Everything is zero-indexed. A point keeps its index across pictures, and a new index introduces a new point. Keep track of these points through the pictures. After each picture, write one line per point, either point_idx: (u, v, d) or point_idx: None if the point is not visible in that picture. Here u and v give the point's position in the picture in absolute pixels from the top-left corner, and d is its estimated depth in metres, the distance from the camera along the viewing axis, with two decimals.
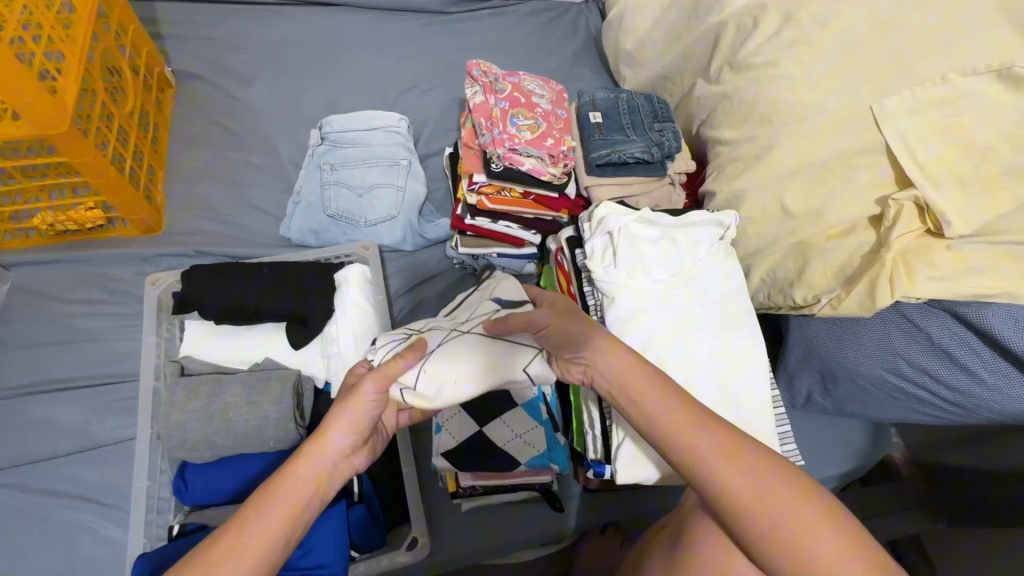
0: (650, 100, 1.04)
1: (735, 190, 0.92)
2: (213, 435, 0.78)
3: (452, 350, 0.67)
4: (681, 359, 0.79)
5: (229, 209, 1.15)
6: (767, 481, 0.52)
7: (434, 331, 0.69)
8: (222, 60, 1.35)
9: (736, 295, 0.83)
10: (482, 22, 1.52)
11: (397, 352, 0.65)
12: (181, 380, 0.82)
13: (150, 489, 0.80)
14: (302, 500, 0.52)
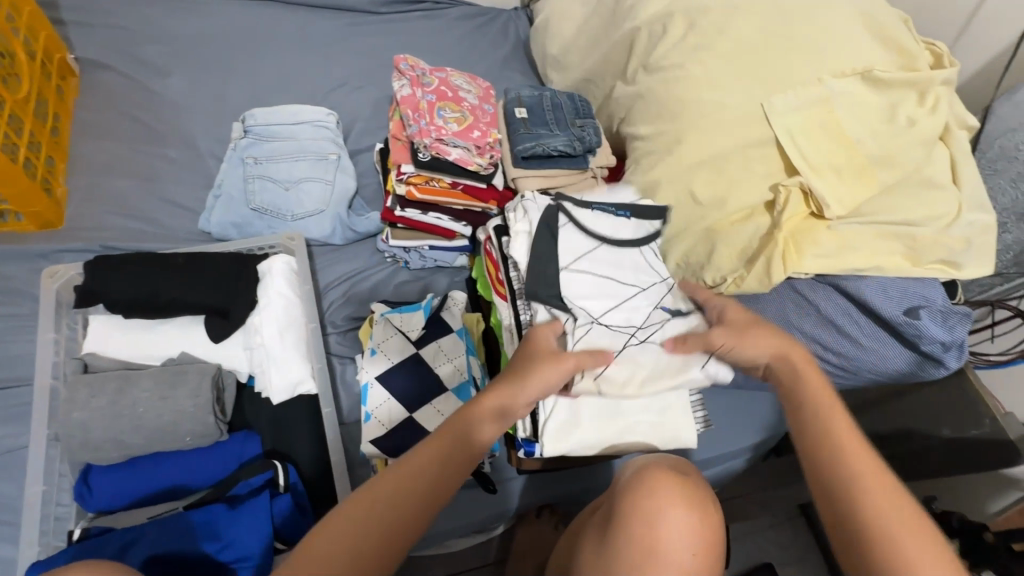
0: (573, 98, 1.09)
1: (650, 180, 0.97)
2: (122, 433, 0.74)
3: (631, 356, 0.76)
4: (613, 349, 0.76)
5: (142, 204, 1.09)
6: (905, 527, 0.49)
7: (595, 331, 0.75)
8: (132, 50, 1.28)
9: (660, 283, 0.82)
10: (413, 23, 1.54)
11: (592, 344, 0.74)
12: (84, 377, 0.77)
13: (48, 494, 0.74)
14: (419, 498, 0.50)
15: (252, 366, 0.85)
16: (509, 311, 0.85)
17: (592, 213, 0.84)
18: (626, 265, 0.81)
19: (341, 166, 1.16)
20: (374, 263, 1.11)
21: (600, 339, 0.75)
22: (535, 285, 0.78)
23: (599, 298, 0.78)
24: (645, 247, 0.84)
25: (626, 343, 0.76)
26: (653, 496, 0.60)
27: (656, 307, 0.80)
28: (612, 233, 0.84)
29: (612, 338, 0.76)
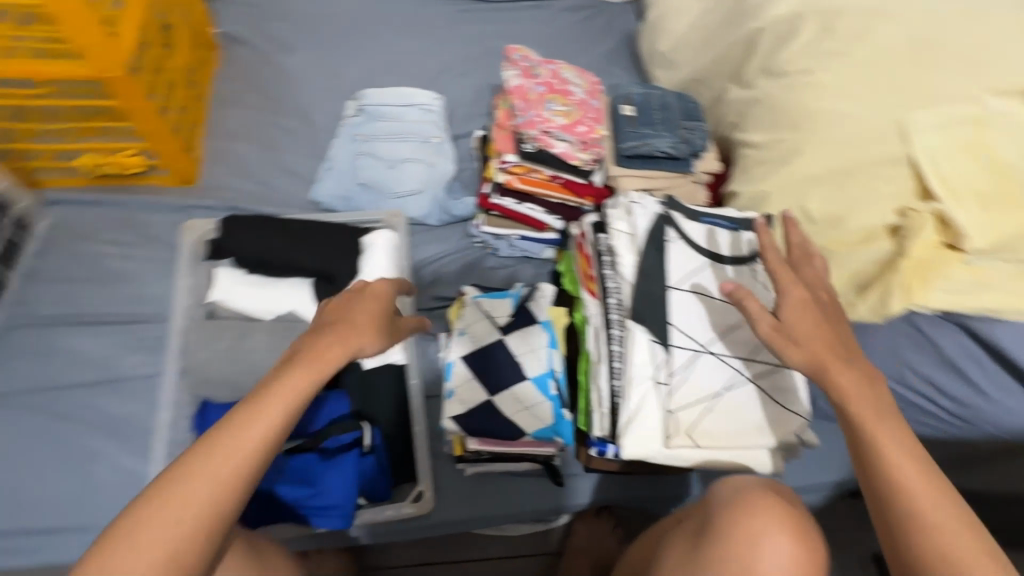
0: (682, 98, 1.06)
1: (760, 191, 0.93)
2: (239, 377, 0.82)
3: (734, 397, 0.74)
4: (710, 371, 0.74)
5: (263, 170, 1.18)
6: (947, 517, 0.51)
7: (703, 362, 0.74)
8: (266, 27, 1.39)
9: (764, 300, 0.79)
10: (521, 13, 1.55)
11: (695, 378, 0.74)
12: (210, 323, 0.85)
13: (172, 421, 0.84)
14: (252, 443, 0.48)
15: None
16: (600, 308, 0.83)
17: (699, 225, 0.83)
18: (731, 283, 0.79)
19: (442, 151, 1.20)
20: (464, 246, 1.14)
21: (705, 371, 0.74)
22: (641, 308, 0.77)
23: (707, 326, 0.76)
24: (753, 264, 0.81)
25: (732, 379, 0.74)
26: (736, 517, 0.62)
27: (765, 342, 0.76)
28: (720, 249, 0.81)
29: (717, 374, 0.74)
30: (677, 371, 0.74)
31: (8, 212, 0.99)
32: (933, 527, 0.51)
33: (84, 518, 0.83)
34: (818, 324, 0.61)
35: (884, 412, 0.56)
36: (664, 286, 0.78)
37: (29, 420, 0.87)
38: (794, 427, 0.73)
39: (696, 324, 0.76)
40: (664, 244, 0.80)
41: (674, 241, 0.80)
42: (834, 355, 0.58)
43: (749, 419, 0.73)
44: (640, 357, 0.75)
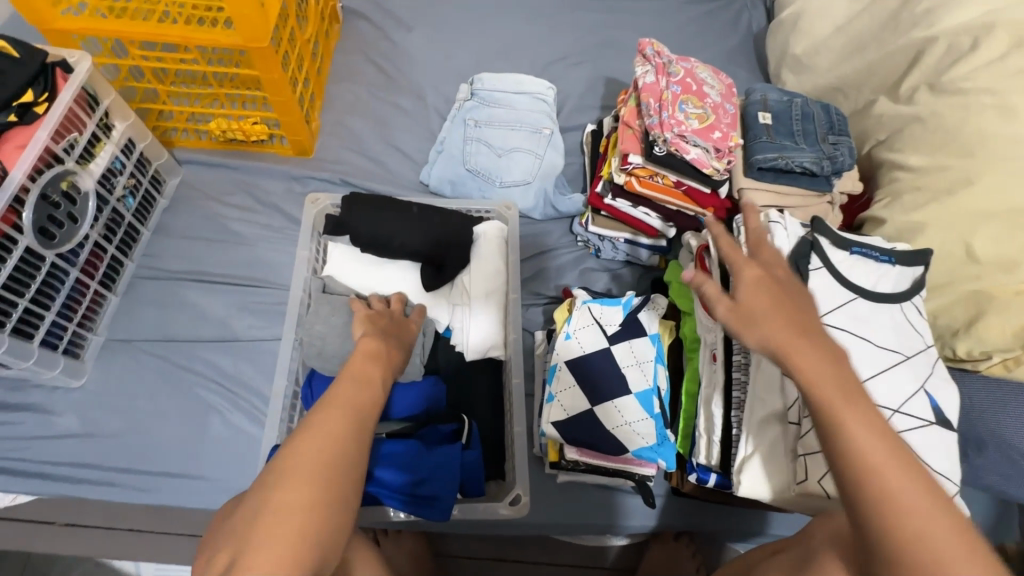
0: (826, 109, 0.97)
1: (913, 221, 0.84)
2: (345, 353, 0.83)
3: None
4: None
5: (375, 148, 1.20)
6: (925, 501, 0.42)
7: None
8: (386, 3, 1.40)
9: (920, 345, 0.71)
10: (641, 3, 1.48)
11: None
12: (326, 297, 0.87)
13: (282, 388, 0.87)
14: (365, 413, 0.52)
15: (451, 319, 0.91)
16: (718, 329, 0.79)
17: (849, 256, 0.74)
18: (882, 323, 0.71)
19: (552, 143, 1.17)
20: (565, 243, 1.12)
21: None
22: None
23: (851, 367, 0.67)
24: (906, 303, 0.74)
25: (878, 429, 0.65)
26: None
27: (920, 392, 0.67)
28: (869, 284, 0.73)
29: None
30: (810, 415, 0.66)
31: (146, 169, 1.03)
32: (906, 513, 0.42)
33: (195, 465, 0.88)
34: (776, 300, 0.53)
35: (857, 391, 0.47)
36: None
37: (154, 367, 0.93)
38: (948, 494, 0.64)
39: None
40: (808, 272, 0.72)
41: (818, 269, 0.72)
42: (793, 331, 0.50)
43: None
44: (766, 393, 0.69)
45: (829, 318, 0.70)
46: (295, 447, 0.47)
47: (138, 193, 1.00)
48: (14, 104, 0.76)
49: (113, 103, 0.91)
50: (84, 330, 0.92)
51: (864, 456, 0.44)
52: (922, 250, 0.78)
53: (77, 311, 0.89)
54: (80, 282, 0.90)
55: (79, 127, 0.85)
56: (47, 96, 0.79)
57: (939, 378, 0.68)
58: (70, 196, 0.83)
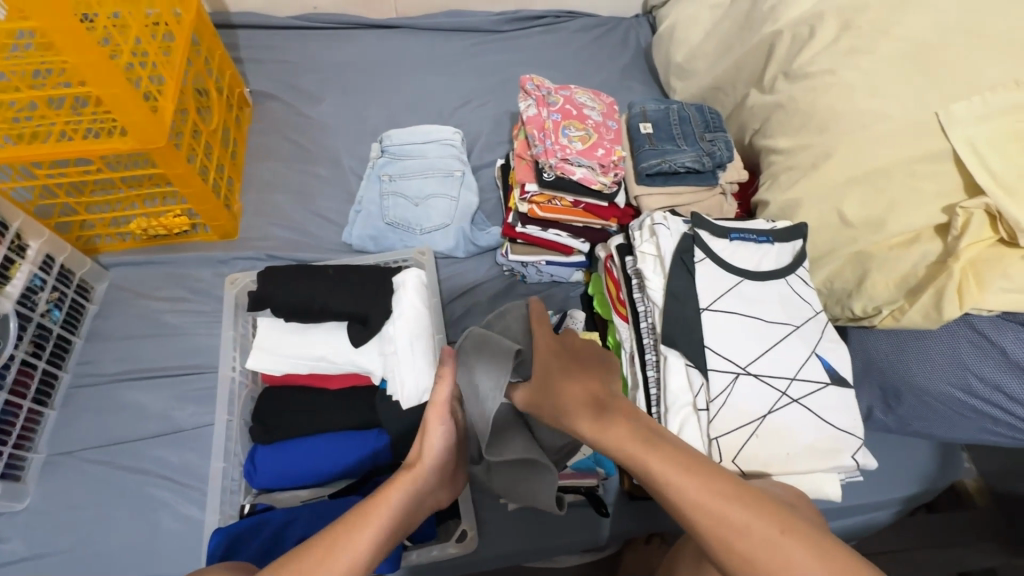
0: (701, 110, 1.05)
1: (791, 199, 0.90)
2: (290, 418, 0.89)
3: (786, 420, 0.69)
4: (755, 395, 0.69)
5: (298, 217, 1.24)
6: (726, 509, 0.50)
7: (746, 381, 0.70)
8: (293, 80, 1.47)
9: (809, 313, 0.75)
10: (534, 39, 1.58)
11: (738, 401, 0.69)
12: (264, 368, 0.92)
13: (226, 470, 0.87)
14: (402, 516, 0.58)
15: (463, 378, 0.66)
16: (632, 332, 0.83)
17: (729, 242, 0.79)
18: (770, 300, 0.76)
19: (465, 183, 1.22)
20: (492, 275, 1.16)
21: (747, 398, 0.69)
22: (672, 331, 0.73)
23: (746, 348, 0.72)
24: (792, 276, 0.78)
25: (777, 400, 0.69)
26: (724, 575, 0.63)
27: (811, 357, 0.72)
28: (752, 266, 0.78)
29: (764, 395, 0.70)
30: (715, 398, 0.69)
31: (71, 280, 1.05)
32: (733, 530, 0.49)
33: (150, 564, 0.87)
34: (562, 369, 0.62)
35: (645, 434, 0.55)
36: (697, 308, 0.74)
37: (98, 474, 0.93)
38: (851, 449, 0.69)
39: (734, 345, 0.72)
40: (693, 264, 0.77)
41: (703, 260, 0.77)
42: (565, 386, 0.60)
43: (801, 446, 0.68)
44: (677, 384, 0.73)
45: (721, 304, 0.74)
46: (342, 531, 0.54)
47: (64, 304, 1.02)
48: None
49: (24, 224, 0.94)
50: (23, 450, 0.92)
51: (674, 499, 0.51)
52: (802, 224, 0.84)
53: (12, 432, 0.90)
54: (10, 404, 0.90)
55: None
56: None
57: (828, 340, 0.73)
58: None
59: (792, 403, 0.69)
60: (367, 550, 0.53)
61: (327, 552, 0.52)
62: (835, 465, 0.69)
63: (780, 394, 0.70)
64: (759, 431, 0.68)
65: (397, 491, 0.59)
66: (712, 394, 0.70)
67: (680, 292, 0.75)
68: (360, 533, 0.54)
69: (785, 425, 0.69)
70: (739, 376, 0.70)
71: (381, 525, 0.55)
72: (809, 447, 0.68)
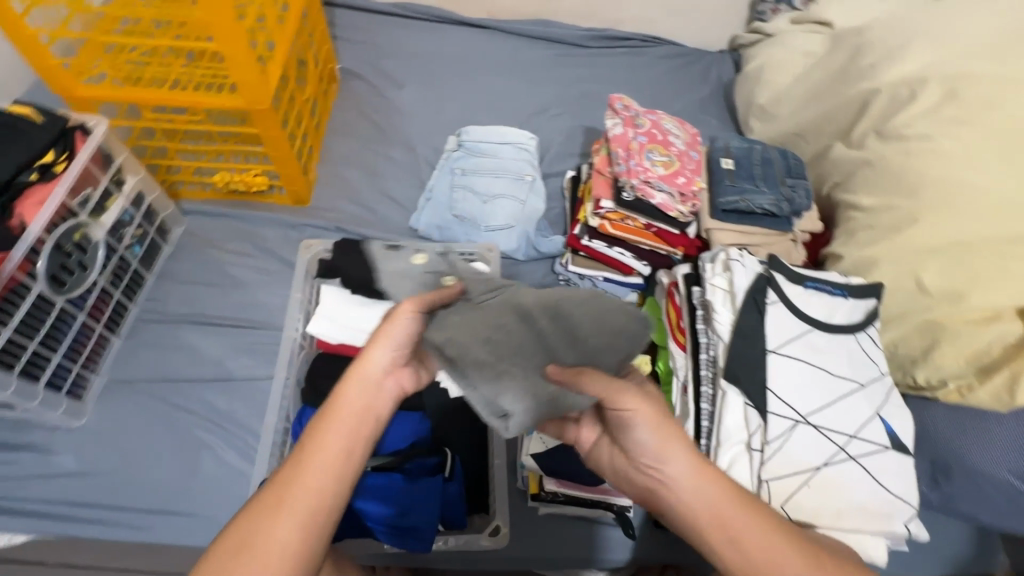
0: (786, 155, 1.05)
1: (866, 257, 0.90)
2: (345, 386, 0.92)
3: (839, 475, 0.68)
4: (811, 446, 0.69)
5: (367, 195, 1.27)
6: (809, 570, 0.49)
7: (802, 430, 0.69)
8: (379, 64, 1.51)
9: (873, 373, 0.75)
10: (617, 59, 1.61)
11: (793, 448, 0.69)
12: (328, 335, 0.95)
13: (277, 423, 0.90)
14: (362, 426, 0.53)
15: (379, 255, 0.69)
16: (689, 361, 0.84)
17: (804, 290, 0.79)
18: (837, 354, 0.75)
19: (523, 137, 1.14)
20: (547, 283, 1.17)
21: (803, 446, 0.69)
22: (734, 368, 0.74)
23: (808, 398, 0.71)
24: (860, 333, 0.78)
25: (832, 454, 0.69)
26: None
27: (873, 418, 0.71)
28: (823, 316, 0.78)
29: (820, 447, 0.69)
30: (772, 440, 0.69)
31: (153, 220, 1.10)
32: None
33: (185, 502, 0.90)
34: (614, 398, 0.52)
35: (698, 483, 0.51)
36: (764, 349, 0.74)
37: (150, 407, 0.96)
38: (904, 516, 0.68)
39: (797, 392, 0.71)
40: (765, 306, 0.77)
41: (774, 302, 0.77)
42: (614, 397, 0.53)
43: (852, 504, 0.67)
44: (732, 421, 0.73)
45: (787, 348, 0.74)
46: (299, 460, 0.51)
47: (145, 241, 1.07)
48: (35, 163, 0.84)
49: (125, 160, 1.00)
50: (87, 372, 0.96)
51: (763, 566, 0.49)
52: (877, 284, 0.83)
53: (82, 353, 0.94)
54: (86, 327, 0.95)
55: (94, 184, 0.93)
56: (67, 155, 0.87)
57: (894, 405, 0.72)
58: (81, 246, 0.90)
59: (848, 461, 0.69)
60: (336, 456, 0.51)
61: (303, 470, 0.51)
62: (885, 529, 0.68)
63: (838, 449, 0.69)
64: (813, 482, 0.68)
65: (346, 400, 0.54)
66: (768, 436, 0.70)
67: (746, 331, 0.76)
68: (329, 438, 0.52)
69: (838, 480, 0.68)
70: (796, 424, 0.70)
71: (349, 426, 0.53)
72: (860, 506, 0.67)
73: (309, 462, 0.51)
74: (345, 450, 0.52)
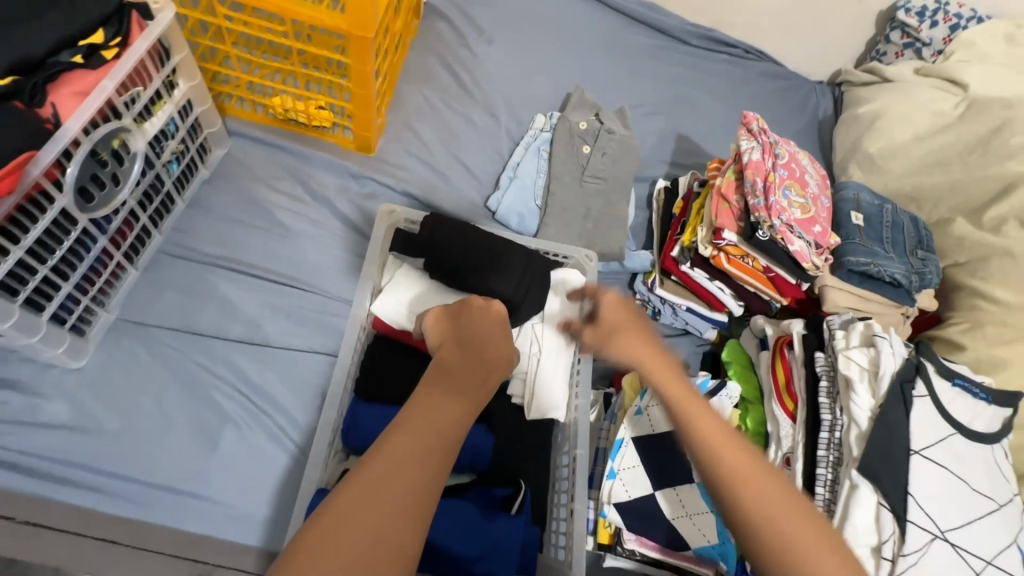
0: (916, 222, 0.97)
1: (996, 356, 0.84)
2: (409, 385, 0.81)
3: None
4: (944, 566, 0.62)
5: (440, 158, 1.11)
6: (798, 530, 0.48)
7: (938, 547, 0.63)
8: (468, 8, 1.33)
9: (1005, 490, 0.69)
10: (718, 65, 1.48)
11: (927, 566, 0.62)
12: (398, 322, 0.83)
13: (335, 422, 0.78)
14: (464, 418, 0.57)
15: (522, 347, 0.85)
16: (798, 434, 0.76)
17: (951, 387, 0.72)
18: (979, 468, 0.68)
19: (619, 163, 1.13)
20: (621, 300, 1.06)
21: (939, 567, 0.62)
22: (872, 462, 0.66)
23: (948, 512, 0.64)
24: (995, 444, 0.72)
25: None
26: None
27: (1011, 544, 0.65)
28: (966, 420, 0.71)
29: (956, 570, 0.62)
30: (907, 553, 0.62)
31: (197, 136, 0.92)
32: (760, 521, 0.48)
33: (197, 482, 0.76)
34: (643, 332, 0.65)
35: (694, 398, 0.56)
36: (906, 447, 0.67)
37: (168, 361, 0.81)
38: None
39: (937, 503, 0.65)
40: (911, 398, 0.69)
41: (922, 395, 0.70)
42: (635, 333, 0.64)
43: None
44: (860, 519, 0.65)
45: (931, 451, 0.67)
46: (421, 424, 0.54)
47: (184, 159, 0.89)
48: (81, 43, 0.66)
49: (183, 61, 0.82)
50: (97, 305, 0.80)
51: (748, 510, 0.49)
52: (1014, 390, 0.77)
53: (95, 284, 0.78)
54: (103, 253, 0.78)
55: (144, 82, 0.75)
56: (120, 41, 0.69)
57: None
58: (117, 156, 0.73)
59: None
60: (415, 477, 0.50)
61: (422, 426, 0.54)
62: None
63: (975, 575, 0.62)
64: None
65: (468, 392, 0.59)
66: (904, 548, 0.63)
67: (888, 421, 0.68)
68: (406, 447, 0.51)
69: None
70: (934, 539, 0.63)
71: (428, 441, 0.52)
72: None
73: (391, 474, 0.49)
74: (424, 467, 0.51)
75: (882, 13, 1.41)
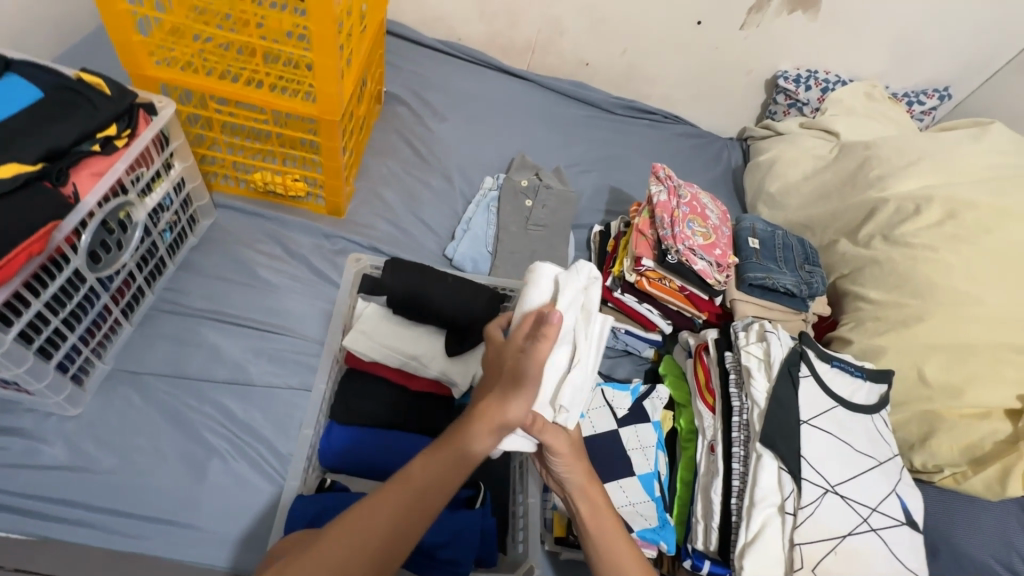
0: (803, 243, 1.16)
1: (876, 344, 1.00)
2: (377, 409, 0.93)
3: (862, 543, 0.74)
4: (835, 513, 0.75)
5: (403, 217, 1.28)
6: None
7: (830, 498, 0.75)
8: (423, 93, 1.56)
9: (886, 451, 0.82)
10: (641, 129, 1.73)
11: (822, 515, 0.74)
12: (366, 355, 0.94)
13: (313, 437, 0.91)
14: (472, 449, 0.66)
15: (576, 348, 0.72)
16: (719, 423, 0.88)
17: (831, 368, 0.87)
18: (860, 432, 0.82)
19: (559, 212, 1.32)
20: None
21: (831, 514, 0.75)
22: (771, 433, 0.79)
23: (835, 468, 0.78)
24: (876, 415, 0.85)
25: (856, 523, 0.75)
26: None
27: (891, 493, 0.78)
28: (848, 395, 0.85)
29: (846, 516, 0.75)
30: (805, 505, 0.75)
31: (188, 208, 1.06)
32: None
33: (185, 511, 0.83)
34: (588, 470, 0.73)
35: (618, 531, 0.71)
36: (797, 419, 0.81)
37: (159, 403, 0.90)
38: None
39: (825, 462, 0.78)
40: (798, 378, 0.84)
41: (806, 376, 0.85)
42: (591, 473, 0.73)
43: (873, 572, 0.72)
44: (766, 482, 0.78)
45: (817, 420, 0.82)
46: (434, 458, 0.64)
47: (176, 228, 1.03)
48: (98, 134, 0.80)
49: (179, 146, 0.98)
50: (95, 357, 0.90)
51: None
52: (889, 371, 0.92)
53: (94, 336, 0.88)
54: (104, 309, 0.89)
55: (147, 164, 0.91)
56: (129, 131, 0.84)
57: (906, 483, 0.79)
58: (122, 225, 0.86)
59: (870, 531, 0.74)
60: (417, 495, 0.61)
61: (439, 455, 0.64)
62: None
63: (862, 519, 0.75)
64: (841, 551, 0.73)
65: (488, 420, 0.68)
66: (801, 501, 0.75)
67: (782, 398, 0.82)
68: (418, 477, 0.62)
69: (856, 544, 0.73)
70: (824, 492, 0.76)
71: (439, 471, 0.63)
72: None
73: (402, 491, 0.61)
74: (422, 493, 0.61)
75: (768, 81, 1.70)
